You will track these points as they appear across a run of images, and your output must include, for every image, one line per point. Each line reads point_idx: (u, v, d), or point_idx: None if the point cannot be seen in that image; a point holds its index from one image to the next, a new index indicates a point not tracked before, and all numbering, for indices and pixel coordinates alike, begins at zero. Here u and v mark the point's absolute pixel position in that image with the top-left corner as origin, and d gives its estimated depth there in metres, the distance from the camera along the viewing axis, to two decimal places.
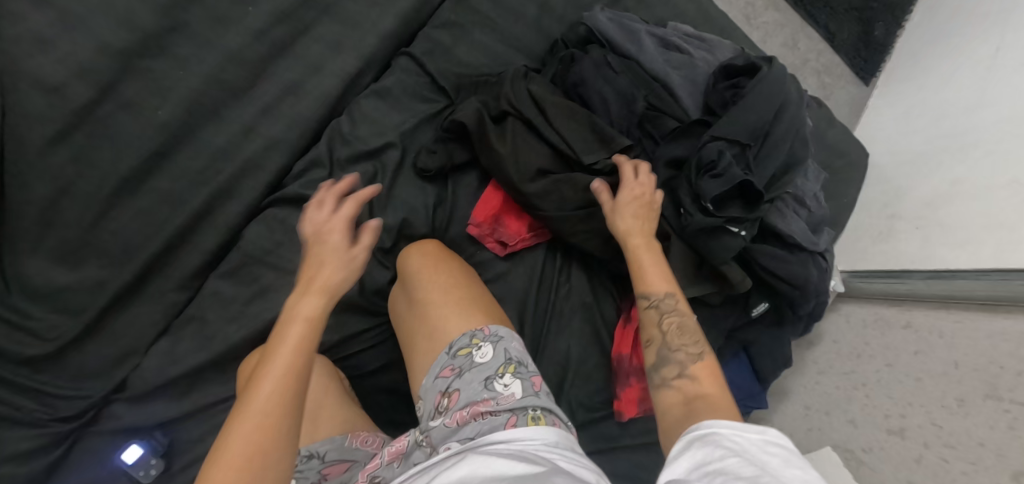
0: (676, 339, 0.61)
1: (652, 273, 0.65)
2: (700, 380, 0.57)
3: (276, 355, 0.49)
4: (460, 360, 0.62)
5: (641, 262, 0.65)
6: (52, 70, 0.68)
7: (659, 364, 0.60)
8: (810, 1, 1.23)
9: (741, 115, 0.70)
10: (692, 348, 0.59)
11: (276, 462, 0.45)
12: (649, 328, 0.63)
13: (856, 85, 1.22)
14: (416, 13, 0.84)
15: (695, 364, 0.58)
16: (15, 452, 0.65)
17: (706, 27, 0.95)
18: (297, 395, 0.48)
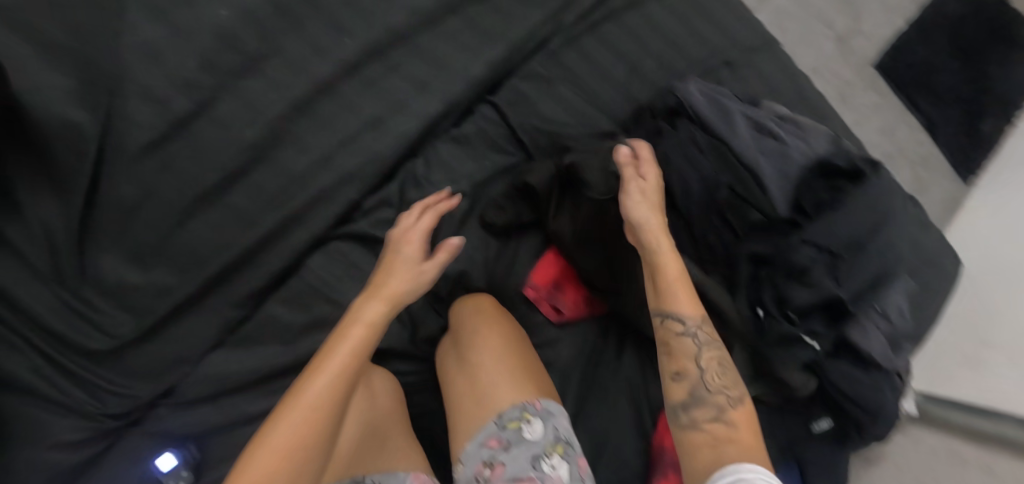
0: (712, 379, 0.58)
1: (677, 289, 0.60)
2: (738, 428, 0.55)
3: (333, 357, 0.55)
4: (510, 433, 0.61)
5: (668, 278, 0.61)
6: (159, 82, 0.73)
7: (693, 403, 0.57)
8: (912, 87, 1.16)
9: (836, 224, 0.70)
10: (731, 393, 0.57)
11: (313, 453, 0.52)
12: (683, 358, 0.59)
13: (954, 182, 1.15)
14: (506, 60, 0.82)
15: (734, 411, 0.56)
16: (61, 441, 0.68)
17: (802, 108, 0.91)
18: (339, 407, 0.54)
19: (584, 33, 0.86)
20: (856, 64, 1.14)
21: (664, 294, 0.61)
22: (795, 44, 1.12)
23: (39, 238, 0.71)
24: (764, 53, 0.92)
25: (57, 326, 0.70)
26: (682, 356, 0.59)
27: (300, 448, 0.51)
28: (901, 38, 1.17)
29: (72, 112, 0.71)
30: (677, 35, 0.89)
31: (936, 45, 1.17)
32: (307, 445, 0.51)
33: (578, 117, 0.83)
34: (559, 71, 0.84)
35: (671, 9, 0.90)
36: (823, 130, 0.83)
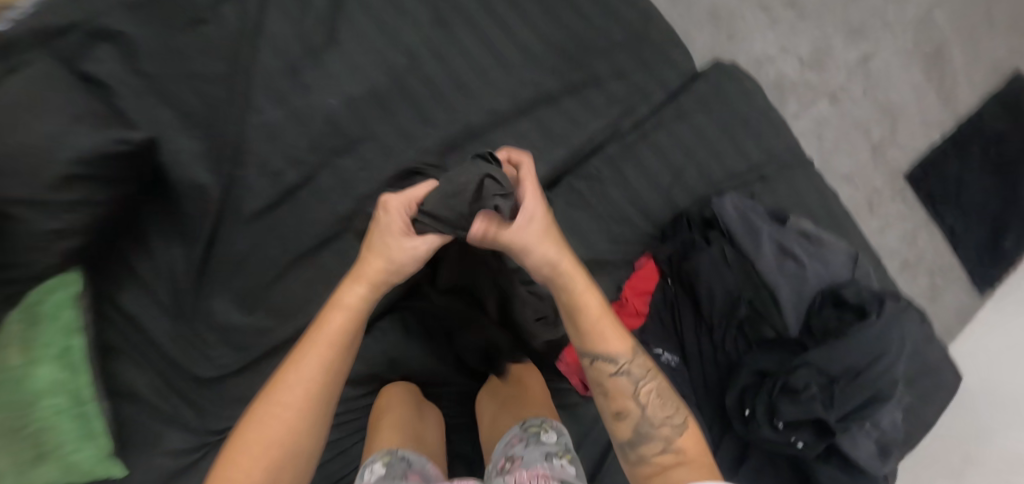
0: (655, 410, 0.66)
1: (607, 333, 0.65)
2: (686, 452, 0.63)
3: (311, 346, 0.62)
4: (526, 434, 0.71)
5: (600, 326, 0.65)
6: (276, 158, 0.88)
7: (640, 439, 0.65)
8: (941, 201, 1.23)
9: (836, 353, 0.81)
10: (675, 419, 0.66)
11: (297, 432, 0.61)
12: (621, 397, 0.66)
13: (970, 294, 1.22)
14: (566, 162, 0.95)
15: (680, 437, 0.64)
16: (173, 448, 0.84)
17: (827, 223, 1.00)
18: (334, 379, 0.63)
19: (637, 140, 0.98)
20: (888, 173, 1.23)
21: (579, 337, 0.66)
22: (830, 151, 1.22)
23: (167, 278, 0.87)
24: (798, 169, 1.02)
25: (173, 352, 0.86)
26: (619, 395, 0.66)
27: (300, 417, 0.61)
28: (936, 151, 1.24)
29: (201, 177, 0.86)
30: (720, 147, 1.00)
31: (971, 162, 1.22)
32: (294, 430, 0.61)
33: (621, 214, 0.97)
34: (611, 173, 0.97)
35: (717, 123, 1.01)
36: (844, 255, 0.92)
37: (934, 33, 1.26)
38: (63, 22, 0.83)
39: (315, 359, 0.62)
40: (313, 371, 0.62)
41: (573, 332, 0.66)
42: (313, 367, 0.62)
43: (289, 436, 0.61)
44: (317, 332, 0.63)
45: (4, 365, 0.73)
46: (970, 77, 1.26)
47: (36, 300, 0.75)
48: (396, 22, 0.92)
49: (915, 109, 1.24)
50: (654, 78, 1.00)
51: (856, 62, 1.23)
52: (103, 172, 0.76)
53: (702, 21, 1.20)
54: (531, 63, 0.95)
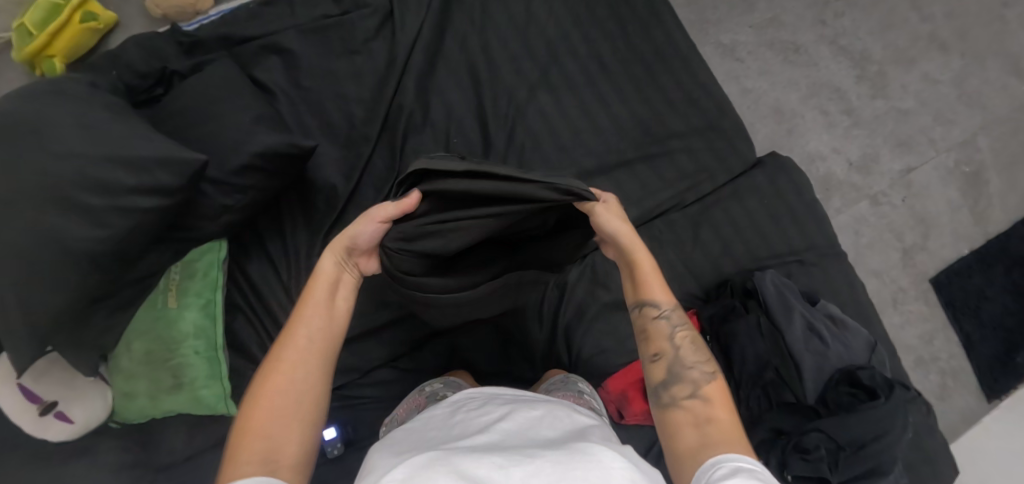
0: (687, 355, 0.76)
1: (657, 285, 0.78)
2: (711, 398, 0.73)
3: (301, 315, 0.73)
4: (567, 378, 0.94)
5: (648, 275, 0.78)
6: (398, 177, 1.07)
7: (672, 379, 0.75)
8: (961, 308, 1.33)
9: (846, 423, 0.93)
10: (706, 369, 0.76)
11: (308, 380, 0.69)
12: (660, 339, 0.77)
13: (977, 398, 1.30)
14: (636, 221, 1.14)
15: (709, 385, 0.74)
16: None
17: (854, 311, 1.13)
18: (324, 337, 0.72)
19: (698, 212, 1.15)
20: (914, 276, 1.34)
21: (641, 286, 0.79)
22: (866, 246, 1.35)
23: (288, 256, 1.03)
24: (837, 260, 1.15)
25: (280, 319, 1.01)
26: (657, 337, 0.77)
27: (297, 363, 0.69)
28: (963, 263, 1.35)
29: (334, 179, 1.05)
30: (768, 230, 1.14)
31: (992, 277, 1.34)
32: (302, 378, 0.69)
33: (675, 274, 1.12)
34: (669, 235, 1.14)
35: (767, 208, 1.15)
36: (863, 341, 1.05)
37: (976, 156, 1.38)
38: (260, 36, 1.10)
39: (303, 326, 0.71)
40: (305, 338, 0.71)
41: (630, 282, 0.80)
42: (304, 325, 0.72)
43: (292, 392, 0.68)
44: (305, 304, 0.74)
45: (166, 305, 0.92)
46: (1004, 200, 1.37)
47: (194, 258, 0.94)
48: (513, 84, 1.15)
49: (948, 221, 1.36)
50: (719, 161, 1.18)
51: (899, 173, 1.37)
52: (269, 166, 0.95)
53: (765, 116, 1.38)
54: (619, 133, 1.17)
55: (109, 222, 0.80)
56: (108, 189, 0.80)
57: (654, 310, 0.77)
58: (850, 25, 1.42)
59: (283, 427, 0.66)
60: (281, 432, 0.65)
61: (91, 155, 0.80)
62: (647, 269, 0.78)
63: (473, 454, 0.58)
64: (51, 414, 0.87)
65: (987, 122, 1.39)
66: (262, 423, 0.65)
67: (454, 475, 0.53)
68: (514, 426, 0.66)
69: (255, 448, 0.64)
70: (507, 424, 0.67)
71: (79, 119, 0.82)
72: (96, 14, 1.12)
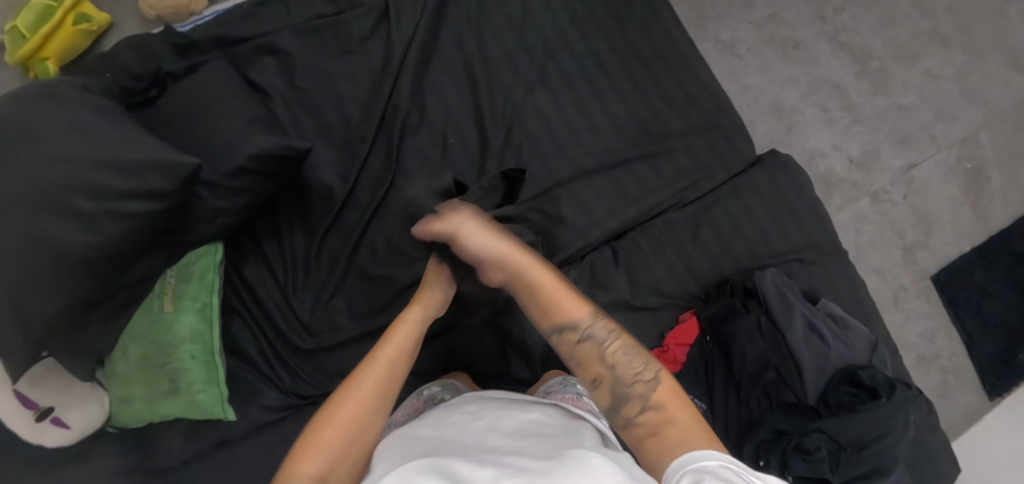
0: (624, 370, 0.72)
1: (566, 302, 0.76)
2: (662, 405, 0.69)
3: (381, 348, 0.75)
4: (566, 379, 0.94)
5: (552, 296, 0.77)
6: (394, 177, 1.06)
7: (619, 401, 0.71)
8: (963, 306, 1.32)
9: (847, 424, 0.93)
10: (647, 376, 0.71)
11: (372, 408, 0.70)
12: (592, 361, 0.74)
13: (979, 396, 1.29)
14: (634, 220, 1.13)
15: (655, 392, 0.70)
16: (269, 404, 0.99)
17: (855, 310, 1.12)
18: (395, 372, 0.74)
19: (697, 211, 1.14)
20: (915, 273, 1.34)
21: (553, 310, 0.76)
22: (866, 244, 1.34)
23: (286, 259, 1.03)
24: (837, 258, 1.14)
25: (278, 322, 1.01)
26: (590, 360, 0.74)
27: (370, 392, 0.71)
28: (964, 260, 1.34)
29: (330, 180, 1.04)
30: (768, 228, 1.14)
31: (994, 274, 1.33)
32: (370, 404, 0.70)
33: (674, 273, 1.12)
34: (669, 234, 1.13)
35: (767, 206, 1.14)
36: (865, 340, 1.04)
37: (977, 153, 1.37)
38: (254, 36, 1.09)
39: (382, 358, 0.74)
40: (378, 371, 0.72)
41: (538, 311, 0.77)
42: (382, 358, 0.74)
43: (358, 415, 0.69)
44: (387, 338, 0.76)
45: (161, 310, 0.92)
46: (1006, 197, 1.36)
47: (190, 262, 0.94)
48: (510, 83, 1.14)
49: (949, 218, 1.35)
50: (718, 159, 1.17)
51: (900, 170, 1.36)
52: (265, 169, 0.94)
53: (764, 113, 1.37)
54: (617, 131, 1.16)
55: (102, 227, 0.79)
56: (101, 193, 0.79)
57: (572, 335, 0.75)
58: (850, 21, 1.41)
59: (346, 445, 0.67)
60: (340, 453, 0.66)
61: (83, 159, 0.80)
62: (552, 289, 0.77)
63: (467, 462, 0.57)
64: (48, 420, 0.86)
65: (988, 118, 1.38)
66: (327, 437, 0.66)
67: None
68: (511, 434, 0.66)
69: (318, 457, 0.65)
70: (503, 432, 0.67)
71: (71, 124, 0.82)
72: (89, 16, 1.11)
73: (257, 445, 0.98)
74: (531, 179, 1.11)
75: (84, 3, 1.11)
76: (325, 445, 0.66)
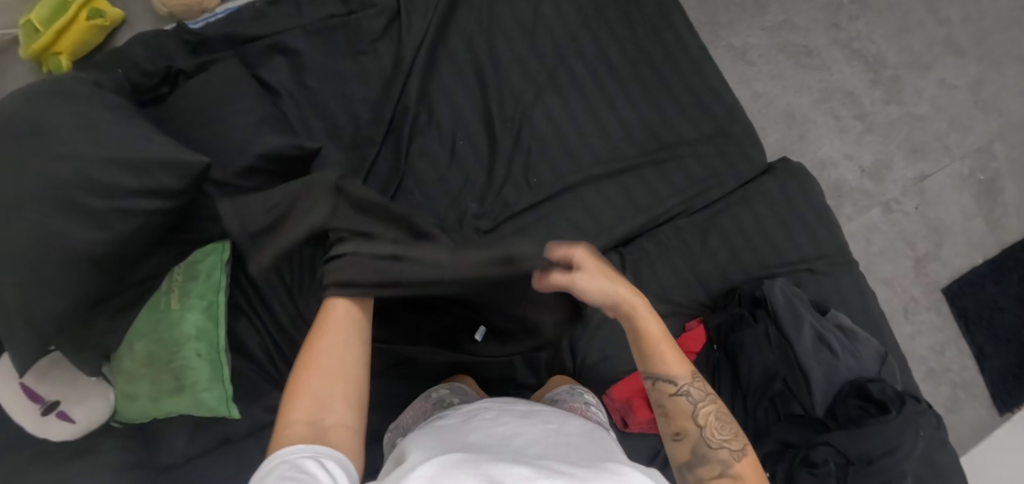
0: (712, 434, 0.76)
1: (673, 362, 0.78)
2: (742, 475, 0.73)
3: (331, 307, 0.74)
4: (573, 389, 0.93)
5: (664, 352, 0.78)
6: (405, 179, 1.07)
7: (698, 460, 0.75)
8: (974, 319, 1.31)
9: (856, 438, 0.92)
10: (732, 445, 0.75)
11: (343, 366, 0.70)
12: (681, 417, 0.78)
13: (989, 410, 1.28)
14: (643, 226, 1.12)
15: (738, 462, 0.74)
16: (273, 404, 0.99)
17: (864, 321, 1.11)
18: (353, 326, 0.73)
19: (706, 218, 1.13)
20: (926, 285, 1.32)
21: (656, 359, 0.78)
22: (876, 255, 1.32)
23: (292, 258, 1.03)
24: (847, 268, 1.13)
25: (283, 322, 1.01)
26: (679, 416, 0.78)
27: (336, 352, 0.71)
28: (976, 273, 1.32)
29: None
30: (777, 237, 1.13)
31: (1006, 289, 1.32)
32: (338, 359, 0.70)
33: (681, 280, 1.11)
34: (676, 241, 1.12)
35: (777, 215, 1.14)
36: (874, 352, 1.04)
37: (991, 164, 1.36)
38: (264, 34, 1.10)
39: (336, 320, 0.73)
40: (335, 333, 0.72)
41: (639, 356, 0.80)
42: (336, 318, 0.73)
43: (329, 375, 0.69)
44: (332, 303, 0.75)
45: (167, 307, 0.91)
46: (1019, 210, 1.35)
47: (196, 260, 0.92)
48: (521, 85, 1.14)
49: (961, 230, 1.34)
50: (728, 167, 1.16)
51: (912, 180, 1.35)
52: (272, 168, 0.94)
53: (776, 120, 1.36)
54: (627, 136, 1.15)
55: (111, 224, 0.80)
56: (109, 191, 0.79)
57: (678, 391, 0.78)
58: (864, 29, 1.40)
59: (325, 402, 0.68)
60: (319, 413, 0.67)
61: (92, 157, 0.80)
62: (662, 346, 0.78)
63: (500, 461, 0.56)
64: (53, 413, 0.87)
65: (1003, 129, 1.37)
66: (304, 400, 0.67)
67: (486, 478, 0.52)
68: (533, 439, 0.65)
69: (301, 417, 0.66)
70: (526, 437, 0.66)
71: (80, 119, 0.82)
72: (103, 11, 1.12)
73: (260, 444, 0.98)
74: (539, 183, 1.11)
75: None
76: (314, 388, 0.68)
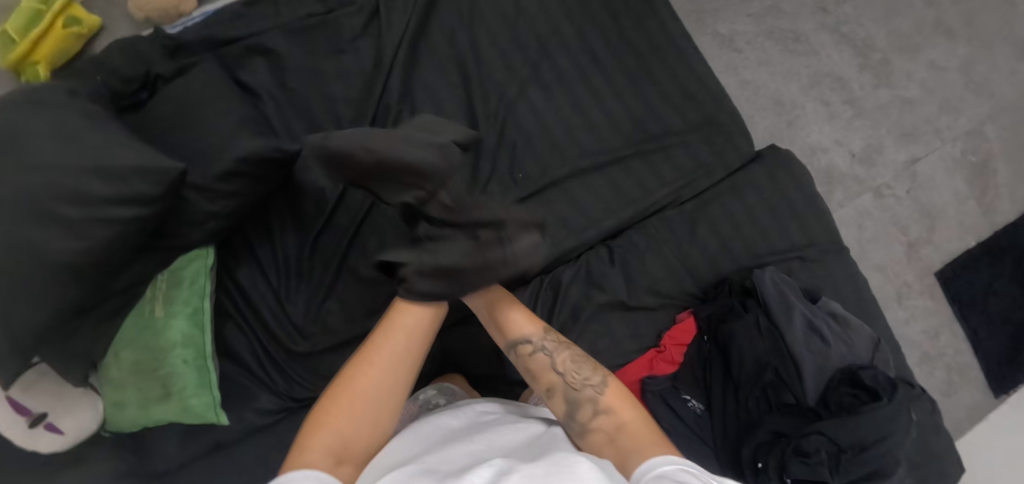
0: (573, 377, 0.81)
1: (522, 322, 0.86)
2: (613, 409, 0.78)
3: (379, 347, 0.80)
4: None
5: (514, 317, 0.87)
6: None
7: (574, 406, 0.79)
8: (967, 302, 1.30)
9: (848, 426, 0.91)
10: (594, 380, 0.81)
11: (372, 410, 0.76)
12: (545, 372, 0.83)
13: (983, 393, 1.27)
14: (632, 219, 1.12)
15: (604, 396, 0.79)
16: (263, 408, 0.99)
17: (855, 308, 1.11)
18: (395, 370, 0.79)
19: (694, 208, 1.13)
20: (919, 269, 1.31)
21: (508, 328, 0.87)
22: (868, 240, 1.32)
23: (277, 260, 1.03)
24: (837, 255, 1.13)
25: (271, 325, 1.01)
26: (543, 372, 0.83)
27: (369, 393, 0.76)
28: (969, 256, 1.31)
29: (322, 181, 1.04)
30: (766, 225, 1.12)
31: (999, 271, 1.30)
32: (370, 400, 0.76)
33: (670, 271, 1.11)
34: (665, 232, 1.12)
35: (765, 203, 1.13)
36: (866, 339, 1.03)
37: (982, 146, 1.35)
38: (243, 36, 1.09)
39: (381, 360, 0.78)
40: (375, 373, 0.77)
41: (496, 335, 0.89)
42: (381, 359, 0.79)
43: (355, 413, 0.75)
44: (382, 341, 0.80)
45: (152, 315, 0.91)
46: (1011, 191, 1.34)
47: (181, 266, 0.93)
48: (504, 80, 1.13)
49: (954, 213, 1.33)
50: (716, 156, 1.15)
51: (903, 164, 1.34)
52: (252, 171, 0.93)
53: (765, 107, 1.35)
54: (613, 128, 1.14)
55: (89, 234, 0.79)
56: (85, 200, 0.79)
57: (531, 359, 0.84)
58: (852, 12, 1.38)
59: (347, 436, 0.73)
60: (339, 444, 0.72)
61: (68, 165, 0.79)
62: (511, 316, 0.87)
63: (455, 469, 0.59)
64: (42, 425, 0.85)
65: (995, 110, 1.35)
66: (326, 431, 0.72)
67: None
68: (491, 442, 0.67)
69: (322, 446, 0.71)
70: (486, 439, 0.68)
71: (55, 128, 0.82)
72: (80, 20, 1.11)
73: (251, 449, 0.98)
74: (525, 178, 1.10)
75: (74, 5, 1.11)
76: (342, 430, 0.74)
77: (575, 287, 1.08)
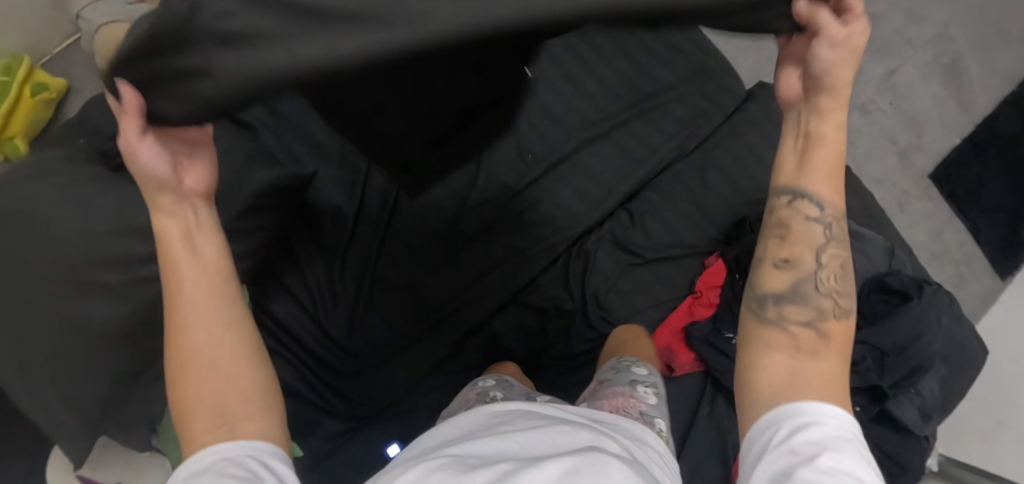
0: (829, 280, 0.57)
1: (827, 174, 0.55)
2: (828, 335, 0.56)
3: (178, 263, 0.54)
4: (621, 364, 0.89)
5: (818, 160, 0.55)
6: None
7: (791, 296, 0.56)
8: (963, 197, 1.35)
9: (887, 330, 0.96)
10: (842, 299, 0.57)
11: (226, 343, 0.55)
12: (800, 242, 0.56)
13: (992, 279, 1.32)
14: (644, 178, 1.13)
15: (835, 322, 0.56)
16: (329, 432, 1.00)
17: (868, 221, 1.14)
18: (220, 281, 0.56)
19: (701, 157, 1.15)
20: (914, 175, 1.36)
21: (806, 168, 0.56)
22: (863, 156, 1.36)
23: (310, 286, 1.02)
24: (842, 176, 1.17)
25: (318, 351, 1.01)
26: (799, 241, 0.56)
27: (219, 315, 0.55)
28: (958, 154, 1.37)
29: (337, 198, 1.04)
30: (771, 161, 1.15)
31: (986, 163, 1.37)
32: (218, 333, 0.55)
33: (690, 222, 1.13)
34: (679, 186, 1.14)
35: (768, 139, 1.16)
36: (882, 247, 1.06)
37: (951, 47, 1.40)
38: None
39: (195, 271, 0.55)
40: (191, 288, 0.54)
41: (793, 159, 0.57)
42: (186, 271, 0.54)
43: (213, 354, 0.54)
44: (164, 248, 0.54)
45: None
46: (985, 85, 1.39)
47: None
48: None
49: (936, 117, 1.38)
50: (712, 103, 1.18)
51: (883, 77, 1.38)
52: (272, 202, 0.94)
53: (744, 47, 1.38)
54: (609, 93, 1.16)
55: (135, 295, 0.79)
56: (122, 263, 0.79)
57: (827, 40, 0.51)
58: None
59: (223, 382, 0.54)
60: (221, 399, 0.54)
61: (97, 230, 0.78)
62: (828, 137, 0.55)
63: (489, 458, 0.51)
64: None
65: (956, 12, 1.41)
66: (195, 385, 0.54)
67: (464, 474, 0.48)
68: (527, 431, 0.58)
69: (205, 419, 0.53)
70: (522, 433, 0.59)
71: (68, 196, 0.80)
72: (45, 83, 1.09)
73: (322, 476, 0.98)
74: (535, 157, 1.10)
75: (36, 70, 1.09)
76: (199, 400, 0.54)
77: (604, 253, 1.09)
